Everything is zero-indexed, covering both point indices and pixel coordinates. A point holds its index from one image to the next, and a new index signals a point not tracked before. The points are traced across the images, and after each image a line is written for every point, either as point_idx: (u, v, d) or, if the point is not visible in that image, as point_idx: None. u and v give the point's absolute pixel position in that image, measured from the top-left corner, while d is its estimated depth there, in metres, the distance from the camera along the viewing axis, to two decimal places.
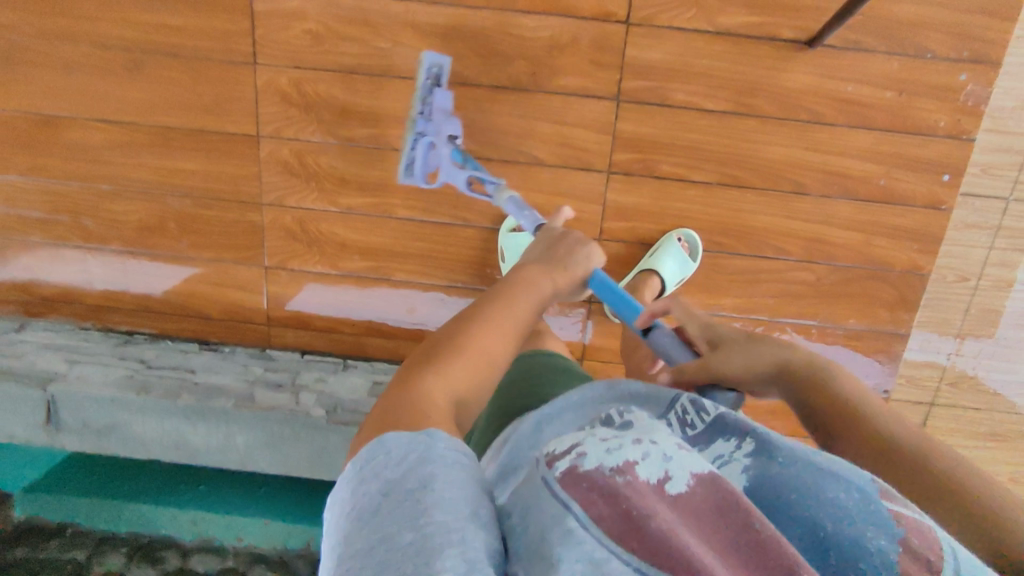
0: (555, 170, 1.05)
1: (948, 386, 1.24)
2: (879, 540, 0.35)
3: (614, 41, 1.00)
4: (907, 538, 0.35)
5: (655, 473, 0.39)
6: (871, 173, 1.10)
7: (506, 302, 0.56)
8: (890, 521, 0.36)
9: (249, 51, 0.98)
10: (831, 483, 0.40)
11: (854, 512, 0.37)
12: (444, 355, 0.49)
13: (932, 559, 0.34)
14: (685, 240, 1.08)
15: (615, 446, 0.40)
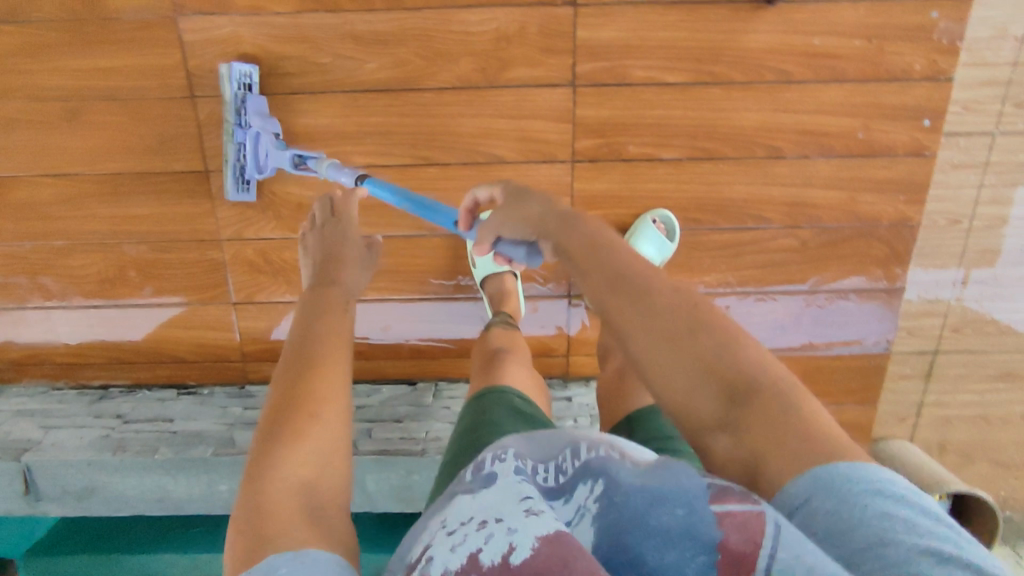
0: (517, 166, 1.02)
1: (951, 333, 1.20)
2: (700, 556, 0.37)
3: (563, 24, 0.95)
4: (724, 541, 0.38)
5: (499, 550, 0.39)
6: (849, 127, 1.05)
7: (325, 345, 0.57)
8: (713, 529, 0.38)
9: (186, 84, 0.94)
10: (669, 498, 0.41)
11: (680, 523, 0.39)
12: (282, 434, 0.49)
13: (748, 556, 0.36)
14: (660, 221, 1.05)
15: (465, 535, 0.41)
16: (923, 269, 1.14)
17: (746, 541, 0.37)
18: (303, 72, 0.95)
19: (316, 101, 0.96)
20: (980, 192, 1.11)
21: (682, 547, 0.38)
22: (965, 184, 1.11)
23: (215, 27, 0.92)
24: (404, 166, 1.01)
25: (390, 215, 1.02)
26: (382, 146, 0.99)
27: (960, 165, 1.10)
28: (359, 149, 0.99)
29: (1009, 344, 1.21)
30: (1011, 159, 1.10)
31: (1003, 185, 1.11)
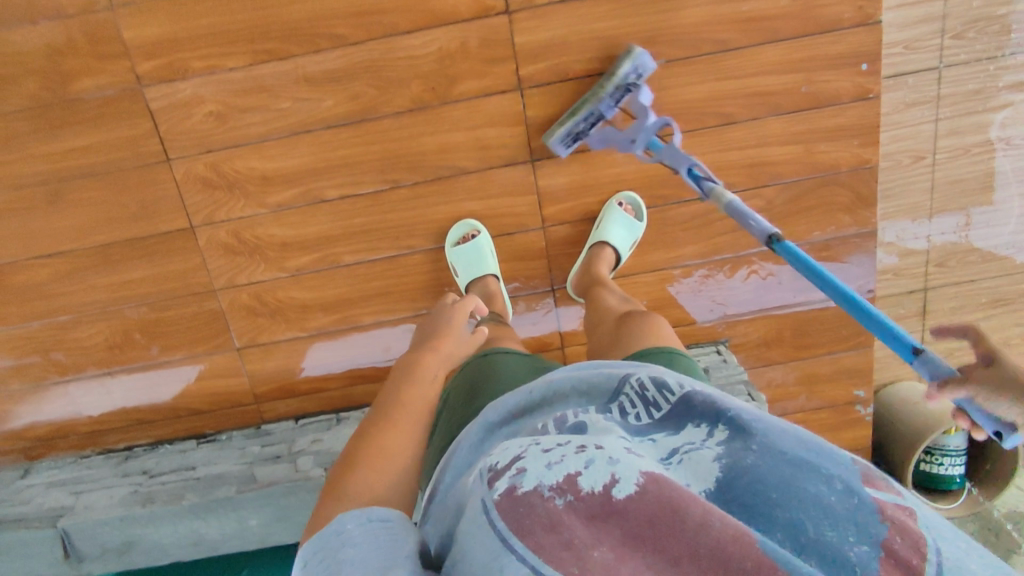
0: (482, 174, 1.06)
1: (936, 268, 1.34)
2: (858, 547, 0.35)
3: (501, 33, 1.00)
4: (889, 541, 0.35)
5: (600, 480, 0.39)
6: (792, 83, 1.08)
7: (411, 398, 0.61)
8: (874, 521, 0.36)
9: (160, 149, 1.00)
10: (821, 472, 0.39)
11: (837, 505, 0.37)
12: (365, 455, 0.52)
13: (915, 564, 0.34)
14: (626, 203, 1.10)
15: (558, 459, 0.41)
16: (886, 212, 1.31)
17: (911, 549, 0.35)
18: (266, 119, 1.00)
19: (283, 145, 1.01)
20: (938, 125, 1.25)
21: (840, 528, 0.36)
22: (921, 119, 1.24)
23: (177, 91, 0.98)
24: (376, 191, 1.05)
25: (372, 240, 1.07)
26: (352, 176, 1.04)
27: (914, 103, 1.23)
28: (332, 183, 1.04)
29: (988, 270, 1.34)
30: (960, 90, 1.22)
31: (958, 116, 1.24)
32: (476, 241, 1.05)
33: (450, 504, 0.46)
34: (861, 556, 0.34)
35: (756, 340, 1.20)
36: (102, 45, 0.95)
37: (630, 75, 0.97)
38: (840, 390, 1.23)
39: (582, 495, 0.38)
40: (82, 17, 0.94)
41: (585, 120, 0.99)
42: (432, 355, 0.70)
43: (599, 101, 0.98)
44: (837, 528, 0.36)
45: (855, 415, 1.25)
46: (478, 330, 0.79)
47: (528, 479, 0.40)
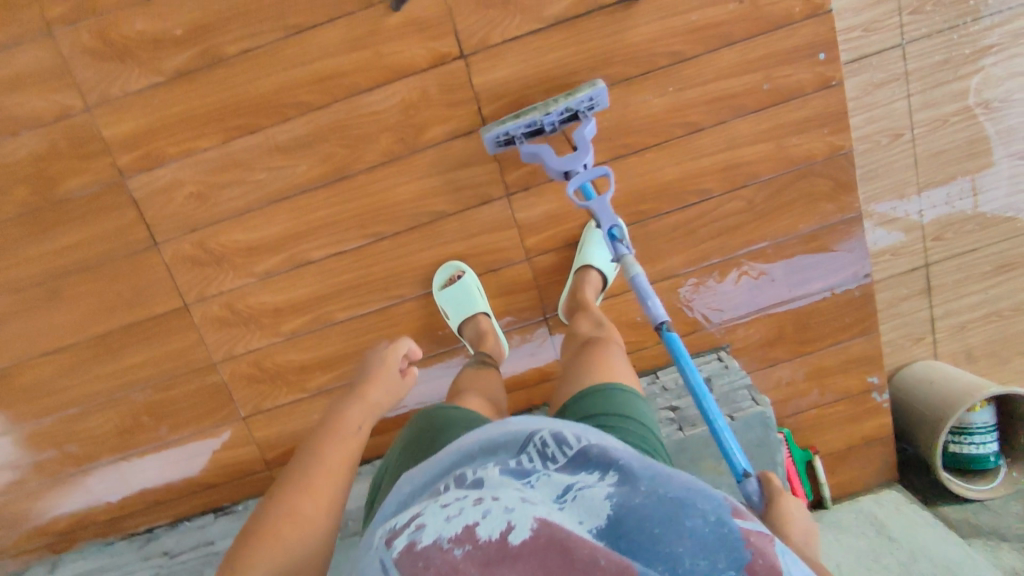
0: (460, 216, 1.08)
1: (934, 242, 1.32)
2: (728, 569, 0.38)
3: (459, 77, 1.02)
4: (753, 562, 0.39)
5: (497, 528, 0.39)
6: (754, 82, 1.08)
7: (316, 472, 0.60)
8: (740, 543, 0.40)
9: (146, 236, 1.03)
10: (696, 507, 0.42)
11: (710, 535, 0.40)
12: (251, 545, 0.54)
13: None
14: None
15: (456, 513, 0.42)
16: (870, 192, 1.30)
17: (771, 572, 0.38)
18: (244, 193, 1.03)
19: (263, 215, 1.04)
20: (911, 100, 1.24)
21: (711, 556, 0.39)
22: (893, 97, 1.24)
23: (156, 178, 1.01)
24: (359, 247, 1.07)
25: (361, 295, 1.08)
26: (333, 235, 1.06)
27: (882, 82, 1.23)
28: (315, 244, 1.06)
29: (987, 237, 1.32)
30: (927, 63, 1.22)
31: (929, 89, 1.24)
32: (462, 281, 1.05)
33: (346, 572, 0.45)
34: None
35: (758, 340, 1.19)
36: (82, 145, 0.99)
37: (584, 103, 0.94)
38: (852, 378, 1.22)
39: (479, 544, 0.39)
40: (60, 122, 0.98)
41: (526, 126, 0.95)
42: (356, 406, 0.68)
43: (558, 108, 0.94)
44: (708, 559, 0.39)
45: (873, 404, 1.24)
46: (409, 373, 0.76)
47: (425, 535, 0.40)
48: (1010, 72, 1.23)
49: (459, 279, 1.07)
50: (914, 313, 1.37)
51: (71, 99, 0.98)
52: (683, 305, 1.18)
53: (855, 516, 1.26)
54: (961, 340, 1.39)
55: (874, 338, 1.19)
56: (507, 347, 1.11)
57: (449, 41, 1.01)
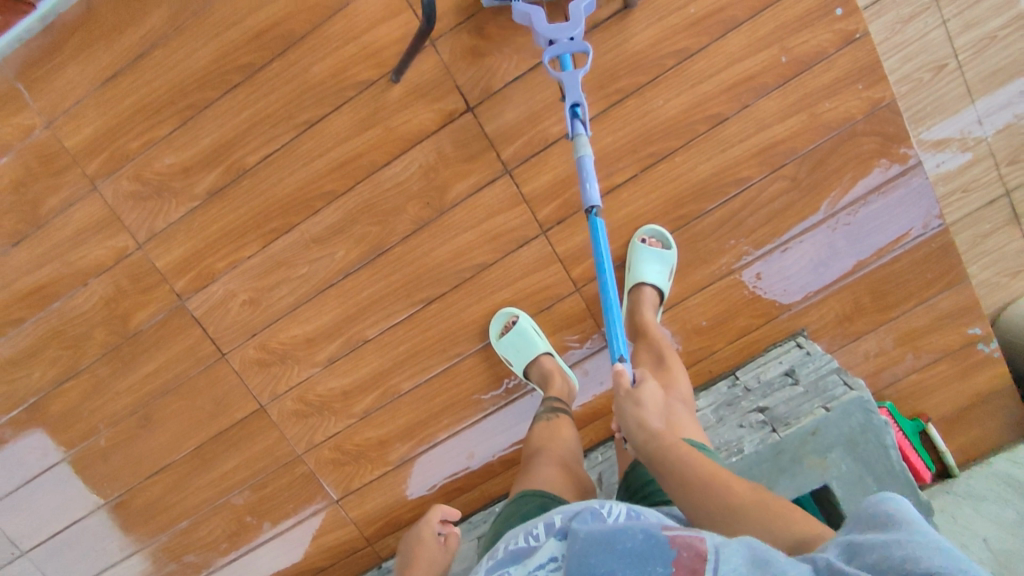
0: (500, 263, 1.06)
1: (1010, 167, 1.21)
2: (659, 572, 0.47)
3: (471, 130, 1.02)
4: (678, 558, 0.47)
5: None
6: (770, 58, 1.02)
7: None
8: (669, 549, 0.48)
9: (214, 348, 1.08)
10: (628, 532, 0.50)
11: (644, 549, 0.48)
12: None
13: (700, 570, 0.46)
14: (650, 236, 1.06)
15: None
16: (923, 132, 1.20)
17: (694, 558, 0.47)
18: (293, 289, 1.07)
19: (314, 305, 1.07)
20: (949, 27, 1.15)
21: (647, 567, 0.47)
22: (927, 29, 1.15)
23: (212, 293, 1.06)
24: (410, 315, 1.08)
25: (422, 362, 1.09)
26: (382, 310, 1.08)
27: (911, 16, 1.14)
28: (369, 322, 1.08)
29: None
30: None
31: (965, 11, 1.14)
32: (516, 327, 1.03)
33: None
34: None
35: (837, 318, 1.11)
36: (141, 278, 1.06)
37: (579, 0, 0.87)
38: (952, 335, 1.12)
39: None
40: (118, 263, 1.05)
41: None
42: None
43: None
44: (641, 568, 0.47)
45: (980, 355, 1.12)
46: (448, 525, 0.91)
47: None
48: None
49: (514, 325, 1.05)
50: (1004, 249, 1.25)
51: (124, 240, 1.04)
52: (754, 292, 1.10)
53: (988, 479, 1.09)
54: None
55: (963, 288, 1.09)
56: (577, 380, 1.09)
57: (452, 98, 1.01)
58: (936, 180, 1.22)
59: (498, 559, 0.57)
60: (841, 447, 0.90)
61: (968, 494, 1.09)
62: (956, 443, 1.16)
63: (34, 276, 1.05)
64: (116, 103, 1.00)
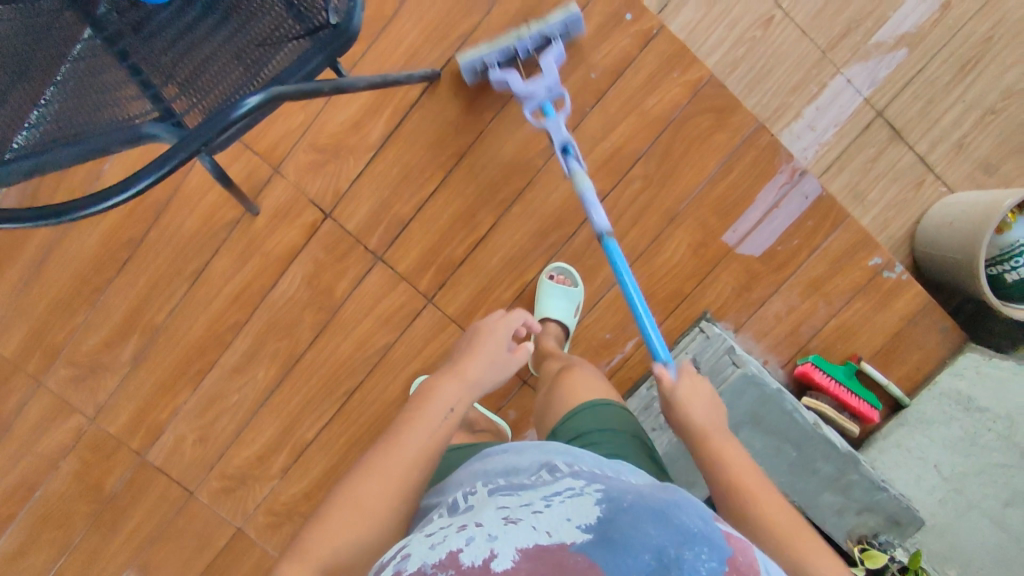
0: (402, 339, 1.13)
1: (871, 89, 1.21)
2: (711, 561, 0.47)
3: (334, 233, 1.09)
4: (732, 557, 0.48)
5: (480, 555, 0.48)
6: (581, 79, 1.04)
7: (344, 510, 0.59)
8: (721, 541, 0.49)
9: (183, 489, 1.19)
10: (680, 507, 0.52)
11: (694, 528, 0.50)
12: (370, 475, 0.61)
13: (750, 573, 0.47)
14: (557, 273, 1.09)
15: (469, 537, 0.50)
16: (763, 101, 1.21)
17: (750, 567, 0.47)
18: (232, 416, 1.17)
19: (254, 426, 1.17)
20: None
21: (695, 549, 0.48)
22: None
23: (165, 441, 1.18)
24: (339, 409, 1.16)
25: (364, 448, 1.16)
26: (314, 412, 1.16)
27: None
28: (306, 426, 1.17)
29: (924, 52, 1.19)
30: None
31: None
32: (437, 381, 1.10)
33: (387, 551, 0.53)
34: (712, 568, 0.46)
35: (736, 290, 1.12)
36: (102, 446, 1.18)
37: (557, 28, 0.97)
38: (857, 273, 1.10)
39: (461, 568, 0.47)
40: (80, 441, 1.18)
41: (501, 53, 0.98)
42: (450, 384, 0.68)
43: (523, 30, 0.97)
44: (693, 551, 0.47)
45: (891, 282, 1.11)
46: (519, 346, 0.74)
47: (463, 551, 0.48)
48: None
49: None
50: (897, 168, 1.23)
51: (79, 418, 1.17)
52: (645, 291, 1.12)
53: (937, 401, 1.08)
54: (967, 160, 1.22)
55: (850, 225, 1.09)
56: (506, 424, 1.12)
57: (308, 211, 1.09)
58: (793, 140, 1.23)
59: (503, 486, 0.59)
60: (748, 424, 0.97)
61: (921, 421, 1.09)
62: (900, 371, 1.14)
63: (16, 471, 1.18)
64: (34, 307, 1.13)
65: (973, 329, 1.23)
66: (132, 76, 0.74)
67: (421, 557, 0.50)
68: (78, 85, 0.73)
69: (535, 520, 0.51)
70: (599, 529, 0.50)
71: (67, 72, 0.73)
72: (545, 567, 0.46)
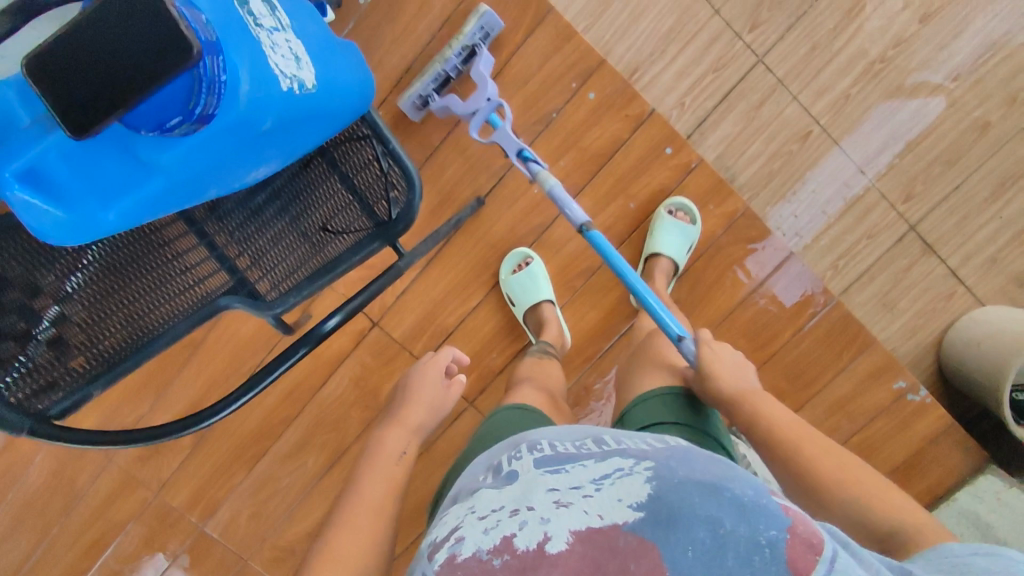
0: (442, 437, 1.19)
1: (907, 203, 1.20)
2: (770, 532, 0.49)
3: (381, 340, 1.17)
4: (793, 526, 0.50)
5: (533, 540, 0.51)
6: (620, 208, 1.09)
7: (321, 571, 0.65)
8: (780, 513, 0.51)
9: (237, 558, 1.29)
10: (736, 482, 0.54)
11: (748, 499, 0.52)
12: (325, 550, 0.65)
13: (815, 542, 0.48)
14: (676, 208, 1.08)
15: (519, 521, 0.53)
16: (796, 214, 1.22)
17: (813, 534, 0.49)
18: (282, 494, 1.26)
19: (304, 504, 1.27)
20: (801, 100, 1.17)
21: (753, 523, 0.50)
22: (782, 108, 1.17)
23: (222, 515, 1.28)
24: None
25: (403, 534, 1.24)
26: None
27: (763, 102, 1.17)
28: None
29: (964, 168, 1.18)
30: (794, 62, 1.15)
31: (813, 82, 1.16)
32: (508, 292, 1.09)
33: (438, 520, 0.59)
34: (773, 538, 0.49)
35: None
36: (165, 516, 1.29)
37: (477, 35, 0.97)
38: (882, 393, 1.14)
39: (516, 553, 0.51)
40: (142, 513, 1.29)
41: (434, 80, 0.98)
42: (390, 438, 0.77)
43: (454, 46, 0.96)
44: (750, 523, 0.50)
45: (915, 404, 1.14)
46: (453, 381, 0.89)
47: (519, 539, 0.51)
48: (889, 17, 1.12)
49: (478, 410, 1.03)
50: (931, 282, 1.23)
51: (146, 491, 1.28)
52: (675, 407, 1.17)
53: (956, 522, 1.10)
54: (1000, 274, 1.23)
55: (876, 349, 1.13)
56: None
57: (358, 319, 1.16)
58: (825, 251, 1.23)
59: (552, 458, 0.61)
60: None
61: None
62: (919, 485, 1.18)
63: (86, 536, 1.30)
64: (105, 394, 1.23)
65: (992, 448, 1.26)
66: (208, 250, 0.77)
67: (474, 542, 0.52)
68: (152, 266, 0.74)
69: (586, 502, 0.54)
70: (651, 506, 0.52)
71: (138, 251, 0.73)
72: (596, 552, 0.50)
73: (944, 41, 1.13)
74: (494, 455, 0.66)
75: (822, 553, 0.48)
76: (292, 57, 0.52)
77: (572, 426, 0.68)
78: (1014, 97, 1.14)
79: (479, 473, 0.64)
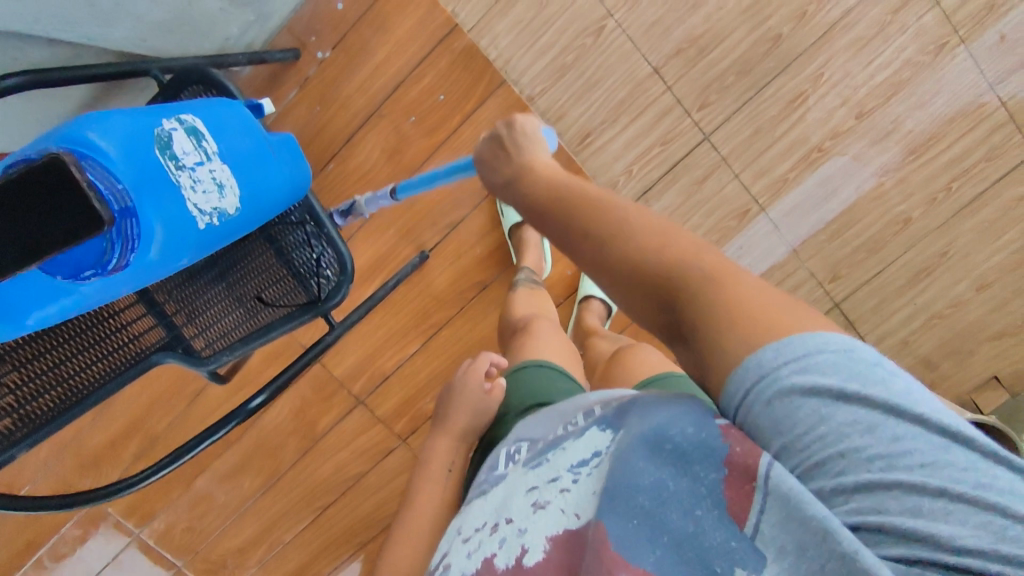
0: (375, 469, 1.25)
1: (833, 283, 1.26)
2: (710, 474, 0.41)
3: (321, 376, 1.21)
4: (731, 454, 0.40)
5: (512, 555, 0.49)
6: (558, 273, 1.18)
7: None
8: (717, 443, 0.41)
9: (170, 567, 1.34)
10: (673, 422, 0.44)
11: (689, 447, 0.42)
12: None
13: (751, 466, 0.39)
14: None
15: (500, 537, 0.51)
16: None
17: (749, 456, 0.39)
18: (217, 511, 1.30)
19: (236, 522, 1.30)
20: (743, 179, 1.21)
21: (691, 467, 0.42)
22: (722, 186, 1.22)
23: (158, 526, 1.32)
24: (313, 520, 1.29)
25: (331, 557, 1.29)
26: (292, 519, 1.29)
27: (707, 177, 1.21)
28: (284, 530, 1.30)
29: (888, 255, 1.24)
30: (739, 142, 1.19)
31: (755, 163, 1.20)
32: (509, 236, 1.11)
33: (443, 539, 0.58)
34: (710, 483, 0.41)
35: None
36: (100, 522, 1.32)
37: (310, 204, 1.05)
38: None
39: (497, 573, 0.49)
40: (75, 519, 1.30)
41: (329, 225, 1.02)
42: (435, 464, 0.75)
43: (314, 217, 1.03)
44: (690, 471, 0.42)
45: None
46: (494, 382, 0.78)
47: (500, 558, 0.50)
48: (827, 111, 1.17)
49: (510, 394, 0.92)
50: None
51: None
52: None
53: None
54: (910, 355, 1.29)
55: None
56: None
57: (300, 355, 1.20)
58: None
59: (540, 449, 0.58)
60: None
61: None
62: None
63: (20, 536, 1.32)
64: None
65: None
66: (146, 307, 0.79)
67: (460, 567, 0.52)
68: (86, 323, 0.76)
69: (563, 499, 0.50)
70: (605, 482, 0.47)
71: None
72: (571, 554, 0.46)
73: (877, 137, 1.18)
74: (497, 451, 0.65)
75: (759, 482, 0.38)
76: (215, 189, 0.56)
77: (569, 404, 0.64)
78: (933, 197, 1.20)
79: (487, 469, 0.63)
